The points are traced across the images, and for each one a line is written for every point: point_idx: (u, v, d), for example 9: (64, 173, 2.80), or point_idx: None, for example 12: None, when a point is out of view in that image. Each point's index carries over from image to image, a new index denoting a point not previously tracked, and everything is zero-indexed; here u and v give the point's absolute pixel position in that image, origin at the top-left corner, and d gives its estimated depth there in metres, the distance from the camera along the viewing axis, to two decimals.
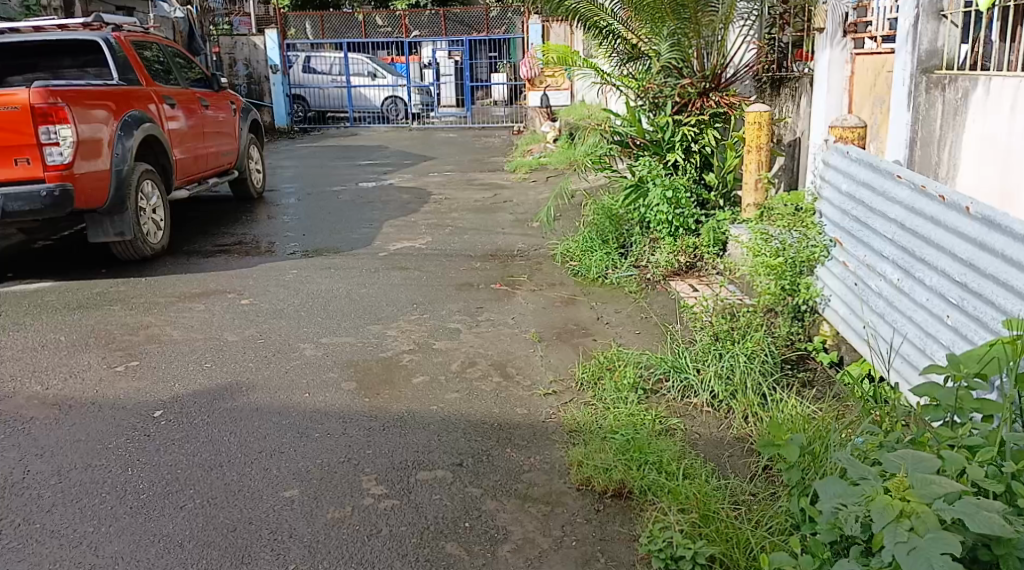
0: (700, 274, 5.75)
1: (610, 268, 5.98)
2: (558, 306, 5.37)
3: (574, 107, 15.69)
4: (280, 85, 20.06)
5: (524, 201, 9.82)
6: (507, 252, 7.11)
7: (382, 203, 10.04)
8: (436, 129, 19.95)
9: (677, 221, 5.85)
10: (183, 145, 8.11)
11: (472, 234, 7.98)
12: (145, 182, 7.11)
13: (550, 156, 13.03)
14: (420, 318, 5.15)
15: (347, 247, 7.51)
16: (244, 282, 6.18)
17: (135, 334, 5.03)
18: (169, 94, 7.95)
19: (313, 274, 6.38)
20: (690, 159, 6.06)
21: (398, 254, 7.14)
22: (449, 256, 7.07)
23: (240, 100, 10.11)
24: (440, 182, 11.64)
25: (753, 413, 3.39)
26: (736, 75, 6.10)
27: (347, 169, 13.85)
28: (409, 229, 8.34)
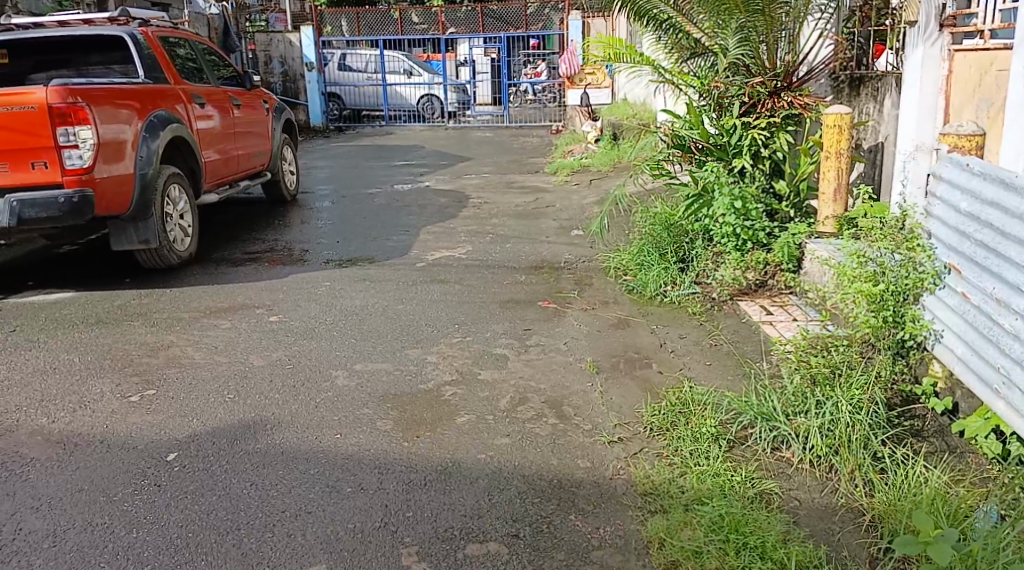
0: (773, 294, 5.35)
1: (669, 285, 5.56)
2: (613, 329, 4.89)
3: (617, 106, 15.13)
4: (316, 83, 19.75)
5: (567, 207, 9.34)
6: (553, 264, 6.64)
7: (420, 207, 9.62)
8: (473, 128, 19.52)
9: (746, 235, 5.41)
10: (213, 146, 7.73)
11: (515, 243, 7.51)
12: (172, 186, 6.72)
13: (592, 158, 12.52)
14: (464, 342, 4.69)
15: (383, 257, 7.09)
16: (274, 296, 5.78)
17: (153, 355, 4.62)
18: (199, 93, 7.58)
19: (347, 287, 5.96)
20: (758, 165, 5.63)
21: (437, 265, 6.69)
22: (491, 267, 6.61)
23: (274, 99, 9.75)
24: (479, 185, 11.19)
25: (861, 475, 3.00)
26: (812, 73, 5.61)
27: (383, 170, 13.45)
28: (447, 236, 7.89)
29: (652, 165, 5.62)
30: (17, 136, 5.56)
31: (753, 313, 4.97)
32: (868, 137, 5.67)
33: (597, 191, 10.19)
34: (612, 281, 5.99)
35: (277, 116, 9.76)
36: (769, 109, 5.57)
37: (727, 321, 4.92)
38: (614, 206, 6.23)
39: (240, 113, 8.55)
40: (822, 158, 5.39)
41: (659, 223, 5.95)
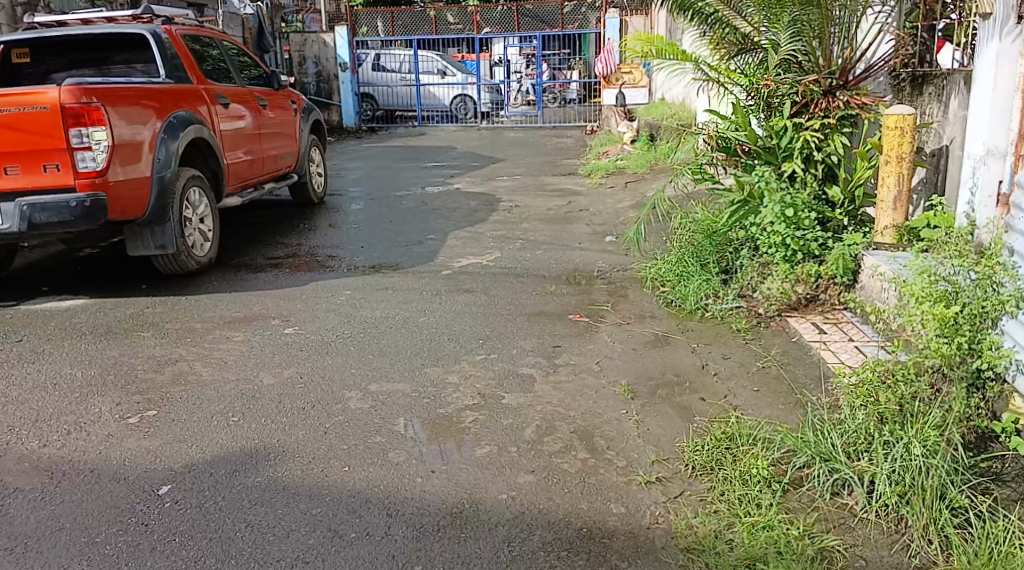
0: (825, 309, 5.04)
1: (711, 297, 5.27)
2: (650, 348, 4.52)
3: (654, 106, 14.74)
4: (350, 83, 19.49)
5: (601, 211, 8.98)
6: (586, 274, 6.28)
7: (449, 211, 9.31)
8: (506, 129, 19.23)
9: (796, 246, 5.09)
10: (237, 147, 7.47)
11: (547, 250, 7.16)
12: (192, 189, 6.46)
13: (628, 160, 12.16)
14: (489, 360, 4.36)
15: (409, 263, 6.79)
16: (292, 306, 5.50)
17: (160, 370, 4.35)
18: (223, 92, 7.31)
19: (368, 297, 5.66)
20: (809, 169, 5.34)
21: (463, 273, 6.37)
22: (520, 276, 6.28)
23: (302, 99, 9.50)
24: (511, 188, 10.87)
25: (938, 531, 2.65)
26: (871, 71, 5.29)
27: (413, 171, 13.16)
28: (476, 242, 7.59)
29: (695, 166, 5.38)
30: (29, 137, 5.33)
31: (805, 332, 4.58)
32: (931, 140, 5.27)
33: (632, 195, 9.81)
34: (648, 293, 5.66)
35: (304, 117, 9.49)
36: (823, 110, 5.28)
37: (775, 342, 4.53)
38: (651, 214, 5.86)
39: (268, 114, 8.33)
40: (881, 162, 5.05)
41: (700, 231, 5.61)
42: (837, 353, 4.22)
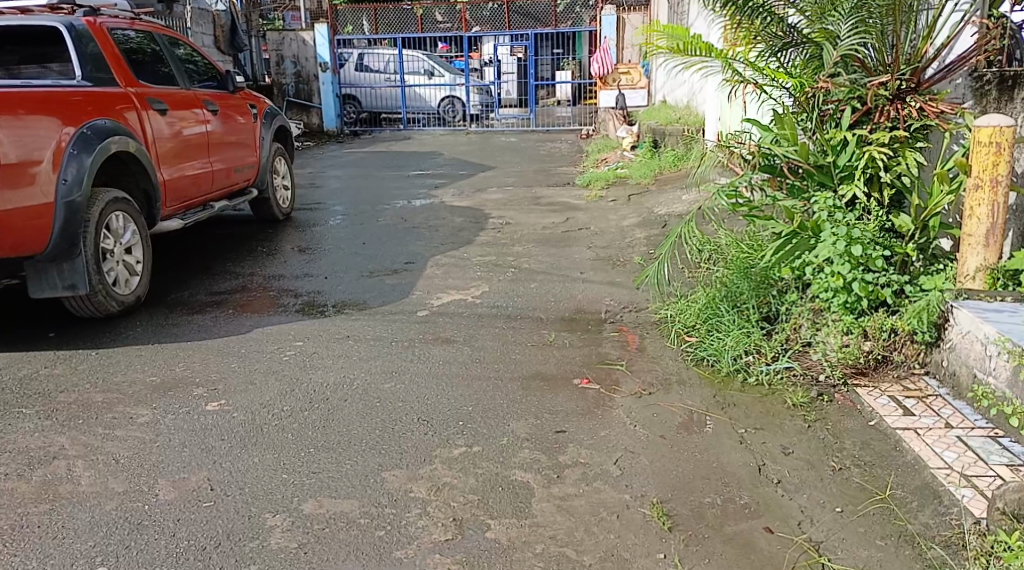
0: (901, 374, 3.98)
1: (753, 354, 4.20)
2: (684, 435, 3.44)
3: (655, 109, 13.72)
4: (332, 85, 18.23)
5: (604, 231, 7.87)
6: (592, 316, 5.19)
7: (430, 229, 8.20)
8: (497, 132, 18.16)
9: (864, 292, 4.06)
10: (178, 161, 6.34)
11: (545, 283, 6.05)
12: (114, 215, 5.33)
13: (629, 168, 11.13)
14: (471, 457, 3.25)
15: (378, 299, 5.70)
16: (225, 364, 4.39)
17: (27, 473, 3.24)
18: (159, 97, 6.18)
19: (322, 352, 4.54)
20: (873, 192, 4.33)
21: (443, 316, 5.26)
22: (511, 318, 5.20)
23: (264, 102, 8.39)
24: (501, 201, 9.80)
25: None
26: (949, 70, 4.28)
27: (395, 181, 12.02)
28: (460, 270, 6.50)
29: (730, 189, 4.39)
30: None
31: (885, 412, 3.56)
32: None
33: (636, 211, 8.71)
34: (668, 344, 4.56)
35: (266, 123, 8.36)
36: (890, 118, 4.27)
37: (847, 431, 3.44)
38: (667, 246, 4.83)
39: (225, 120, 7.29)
40: (969, 186, 3.97)
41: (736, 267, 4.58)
42: (937, 451, 3.18)
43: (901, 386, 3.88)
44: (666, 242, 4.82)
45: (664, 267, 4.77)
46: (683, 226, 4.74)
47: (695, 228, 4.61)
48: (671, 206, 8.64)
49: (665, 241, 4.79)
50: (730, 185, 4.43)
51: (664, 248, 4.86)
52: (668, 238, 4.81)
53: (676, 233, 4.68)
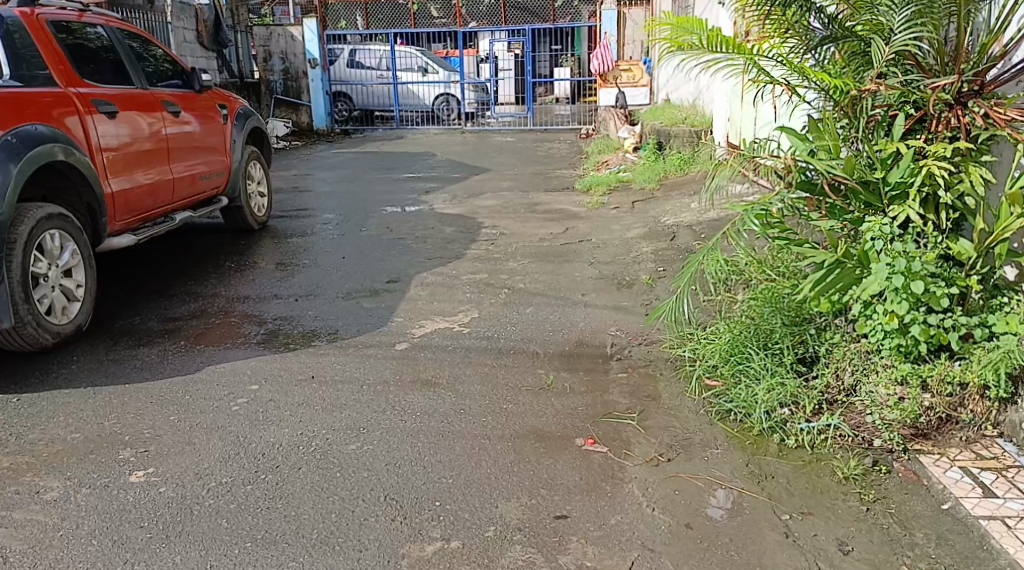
0: (970, 437, 3.33)
1: (790, 407, 3.52)
2: (713, 528, 2.78)
3: (658, 108, 13.09)
4: (321, 81, 17.45)
5: (607, 243, 7.20)
6: (595, 351, 4.51)
7: (418, 240, 7.53)
8: (493, 131, 17.51)
9: (924, 337, 3.39)
10: (130, 169, 5.67)
11: (542, 308, 5.35)
12: (47, 233, 4.65)
13: (631, 171, 10.49)
14: (448, 560, 2.61)
15: (352, 327, 5.03)
16: (164, 420, 3.72)
17: None
18: (106, 97, 5.50)
19: (280, 401, 3.87)
20: (930, 215, 3.66)
21: (425, 349, 4.59)
22: (503, 353, 4.53)
23: (233, 100, 7.69)
24: (495, 207, 9.14)
25: None
26: (1019, 70, 3.49)
27: (383, 185, 11.32)
28: (447, 291, 5.84)
29: (762, 208, 3.71)
30: None
31: (963, 492, 2.91)
32: None
33: (641, 220, 8.05)
34: (688, 393, 3.85)
35: (238, 124, 7.67)
36: (950, 127, 3.57)
37: (918, 520, 2.82)
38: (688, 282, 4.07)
39: (189, 123, 6.63)
40: None
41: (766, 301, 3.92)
42: None
43: (972, 454, 3.22)
44: (684, 275, 4.06)
45: (682, 304, 4.03)
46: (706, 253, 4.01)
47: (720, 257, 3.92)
48: (678, 215, 7.98)
49: (683, 273, 4.05)
50: (762, 203, 3.76)
51: (681, 280, 4.12)
52: (686, 272, 4.06)
53: (697, 264, 3.96)
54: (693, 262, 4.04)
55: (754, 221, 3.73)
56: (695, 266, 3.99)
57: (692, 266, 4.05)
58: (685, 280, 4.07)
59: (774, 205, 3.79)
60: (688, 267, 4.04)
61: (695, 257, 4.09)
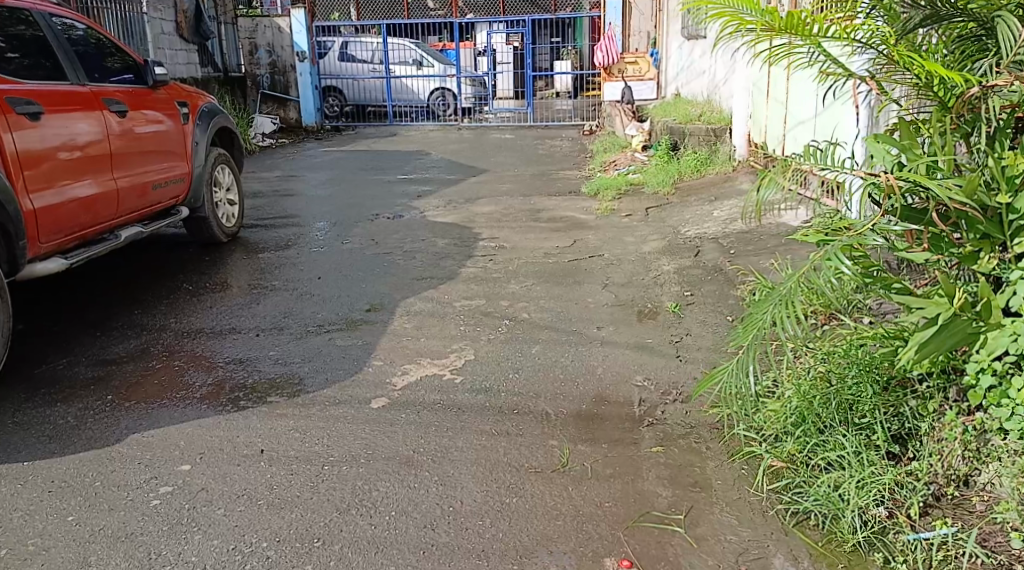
0: None
1: (888, 508, 2.74)
2: None
3: (668, 103, 12.20)
4: (311, 75, 16.44)
5: (623, 259, 6.30)
6: (621, 411, 3.62)
7: (406, 256, 6.64)
8: (491, 128, 16.61)
9: None
10: (59, 182, 4.77)
11: (551, 348, 4.45)
12: None
13: (642, 173, 9.61)
14: None
15: (321, 374, 4.15)
16: (59, 525, 2.83)
17: None
18: (29, 96, 4.59)
19: (214, 491, 2.98)
20: None
21: (408, 407, 3.70)
22: (506, 413, 3.64)
23: (193, 96, 6.77)
24: (494, 215, 8.25)
25: None
26: None
27: (372, 188, 10.41)
28: (439, 322, 4.95)
29: (853, 242, 2.82)
30: None
31: None
32: None
33: (657, 231, 7.16)
34: (751, 487, 2.98)
35: (201, 123, 6.77)
36: None
37: None
38: (752, 344, 3.00)
39: (139, 124, 5.73)
40: None
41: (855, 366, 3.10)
42: None
43: None
44: (743, 338, 3.03)
45: (748, 379, 2.99)
46: (774, 305, 3.01)
47: (796, 313, 2.92)
48: (700, 226, 7.09)
49: (741, 334, 3.04)
50: (853, 234, 2.86)
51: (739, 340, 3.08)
52: (746, 334, 3.02)
53: (763, 324, 2.94)
54: (755, 324, 3.00)
55: (844, 261, 2.83)
56: (760, 327, 2.98)
57: (753, 328, 3.01)
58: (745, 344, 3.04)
59: (868, 239, 2.89)
60: (747, 325, 3.02)
61: (756, 311, 3.06)
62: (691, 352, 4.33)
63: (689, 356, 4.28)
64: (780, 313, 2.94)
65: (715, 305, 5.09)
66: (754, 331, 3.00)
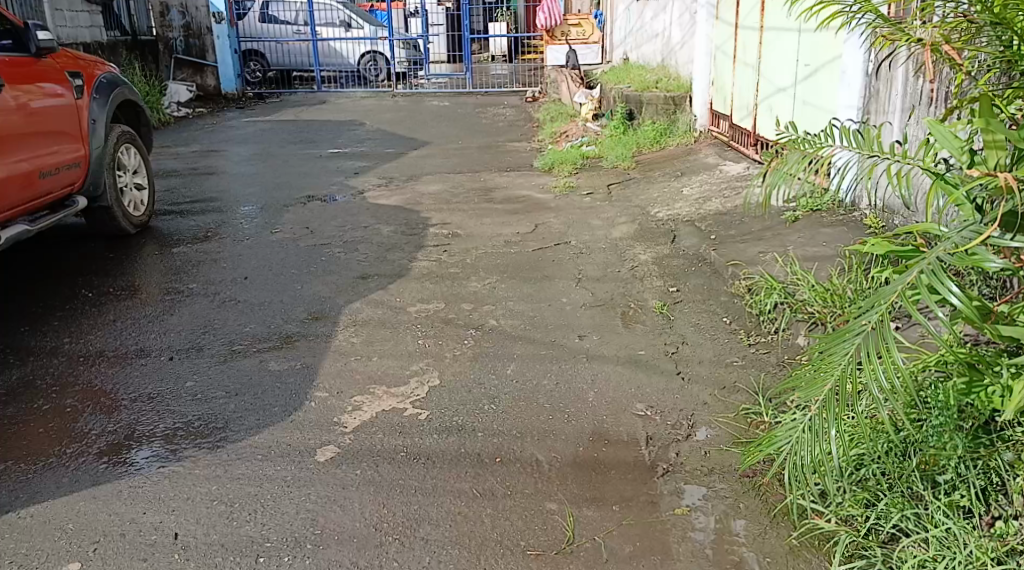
0: None
1: None
2: None
3: (618, 68, 11.56)
4: (228, 39, 15.28)
5: (592, 248, 5.63)
6: (622, 451, 2.99)
7: (347, 247, 5.87)
8: (428, 94, 15.72)
9: None
10: None
11: (528, 366, 3.78)
12: None
13: (597, 145, 8.96)
14: None
15: (250, 411, 3.42)
16: None
17: None
18: None
19: None
20: None
21: (362, 457, 3.02)
22: (484, 459, 2.97)
23: (87, 67, 5.79)
24: (442, 194, 7.51)
25: None
26: None
27: (304, 163, 9.52)
28: (391, 333, 4.23)
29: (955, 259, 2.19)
30: None
31: None
32: None
33: (625, 213, 6.50)
34: None
35: (100, 99, 5.82)
36: None
37: None
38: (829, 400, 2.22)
39: (31, 98, 4.92)
40: None
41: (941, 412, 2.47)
42: None
43: None
44: (816, 392, 2.24)
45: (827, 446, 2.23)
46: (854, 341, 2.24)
47: (891, 355, 2.16)
48: (671, 206, 6.46)
49: (811, 387, 2.25)
50: (950, 249, 2.23)
51: (805, 386, 2.32)
52: (822, 384, 2.22)
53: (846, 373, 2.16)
54: (833, 369, 2.21)
55: (950, 286, 2.15)
56: (840, 373, 2.20)
57: (829, 375, 2.22)
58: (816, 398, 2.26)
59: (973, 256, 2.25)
60: (819, 373, 2.25)
61: (830, 350, 2.28)
62: (691, 367, 3.67)
63: (691, 372, 3.62)
64: (866, 356, 2.17)
65: (707, 302, 4.45)
66: (832, 379, 2.21)
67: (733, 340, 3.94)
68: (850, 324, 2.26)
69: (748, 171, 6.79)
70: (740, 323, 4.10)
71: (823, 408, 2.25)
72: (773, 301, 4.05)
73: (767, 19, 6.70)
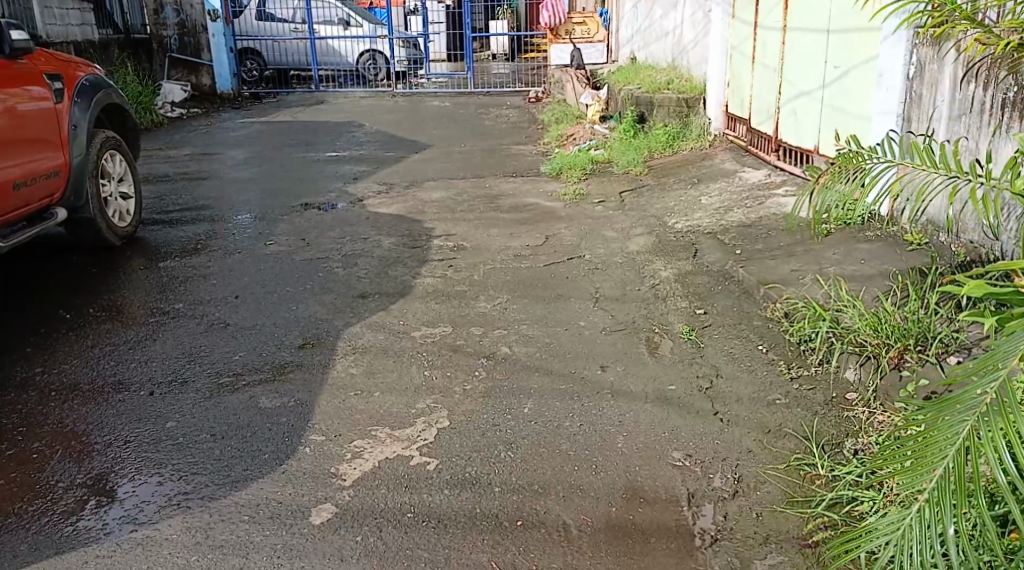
0: None
1: None
2: None
3: (626, 68, 11.20)
4: (223, 37, 14.84)
5: (609, 263, 5.24)
6: (660, 512, 2.63)
7: (345, 260, 5.49)
8: (428, 93, 15.33)
9: None
10: None
11: (546, 402, 3.40)
12: None
13: (606, 149, 8.59)
14: None
15: (237, 457, 3.05)
16: None
17: None
18: None
19: None
20: None
21: (363, 519, 2.66)
22: (503, 522, 2.61)
23: (68, 69, 5.40)
24: (445, 202, 7.14)
25: None
26: None
27: (300, 168, 9.14)
28: (393, 362, 3.85)
29: None
30: None
31: None
32: None
33: (640, 223, 6.12)
34: None
35: (82, 103, 5.43)
36: None
37: None
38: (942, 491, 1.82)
39: (20, 101, 4.67)
40: None
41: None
42: None
43: None
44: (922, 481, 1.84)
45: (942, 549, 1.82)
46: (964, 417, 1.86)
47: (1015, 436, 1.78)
48: (690, 216, 6.07)
49: (914, 474, 1.85)
50: None
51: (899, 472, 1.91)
52: (930, 471, 1.82)
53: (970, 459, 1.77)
54: (944, 455, 1.82)
55: None
56: (955, 458, 1.80)
57: (940, 460, 1.82)
58: (920, 485, 1.85)
59: None
60: (927, 456, 1.84)
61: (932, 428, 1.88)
62: (729, 406, 3.28)
63: (730, 413, 3.23)
64: (987, 439, 1.78)
65: (739, 326, 4.07)
66: (944, 465, 1.81)
67: (773, 372, 3.54)
68: (962, 397, 1.86)
69: (770, 178, 6.41)
70: (778, 352, 3.71)
71: (930, 500, 1.84)
72: (817, 329, 3.67)
73: (791, 18, 6.32)
